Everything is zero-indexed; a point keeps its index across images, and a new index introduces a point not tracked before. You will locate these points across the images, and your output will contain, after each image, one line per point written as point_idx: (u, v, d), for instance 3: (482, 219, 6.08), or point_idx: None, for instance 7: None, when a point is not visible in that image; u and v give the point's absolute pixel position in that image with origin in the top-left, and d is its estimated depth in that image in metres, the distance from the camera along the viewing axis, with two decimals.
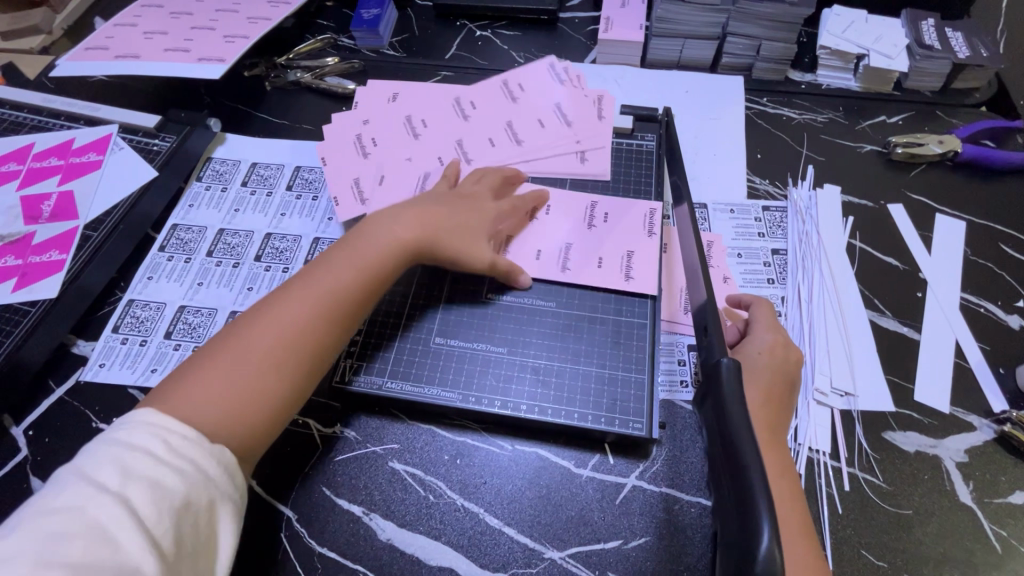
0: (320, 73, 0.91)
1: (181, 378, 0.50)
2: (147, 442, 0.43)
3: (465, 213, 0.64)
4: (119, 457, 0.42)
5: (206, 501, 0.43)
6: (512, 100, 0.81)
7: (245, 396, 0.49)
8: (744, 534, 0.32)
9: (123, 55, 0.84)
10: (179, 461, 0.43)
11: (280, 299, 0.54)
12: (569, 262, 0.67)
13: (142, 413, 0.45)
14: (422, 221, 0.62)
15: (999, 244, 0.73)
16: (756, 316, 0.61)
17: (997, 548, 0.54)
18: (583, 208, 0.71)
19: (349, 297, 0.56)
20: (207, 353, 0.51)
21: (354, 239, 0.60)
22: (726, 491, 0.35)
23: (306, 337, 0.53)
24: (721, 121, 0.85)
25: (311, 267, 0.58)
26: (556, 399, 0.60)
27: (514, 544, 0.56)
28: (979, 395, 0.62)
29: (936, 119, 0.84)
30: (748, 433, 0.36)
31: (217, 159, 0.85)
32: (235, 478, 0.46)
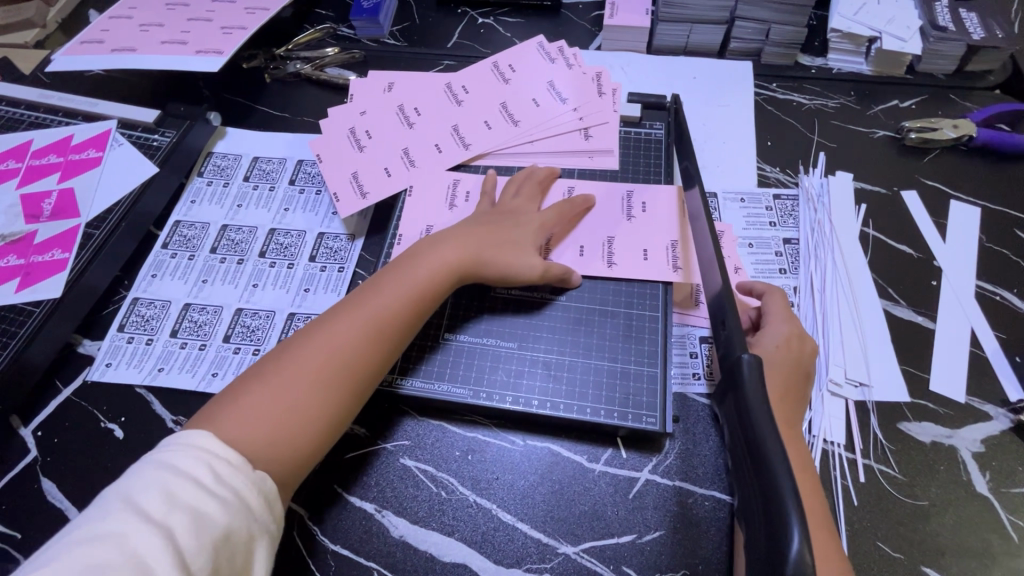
0: (320, 65, 0.90)
1: (229, 398, 0.51)
2: (191, 467, 0.44)
3: (512, 230, 0.64)
4: (162, 481, 0.43)
5: (244, 533, 0.43)
6: (504, 80, 0.78)
7: (292, 425, 0.50)
8: (774, 534, 0.30)
9: (120, 48, 0.83)
10: (222, 490, 0.44)
11: (330, 324, 0.56)
12: (611, 255, 0.66)
13: (190, 436, 0.46)
14: (467, 243, 0.62)
15: (1015, 230, 0.72)
16: (767, 308, 0.60)
17: (1014, 538, 0.54)
18: (619, 198, 0.69)
19: (395, 326, 0.57)
20: (258, 378, 0.53)
21: (402, 265, 0.60)
22: (752, 488, 0.34)
23: (353, 365, 0.54)
24: (730, 108, 0.83)
25: (359, 293, 0.59)
26: (567, 394, 0.60)
27: (528, 539, 0.55)
28: (995, 384, 0.62)
29: (950, 103, 0.82)
30: (771, 426, 0.35)
31: (218, 154, 0.84)
32: (272, 507, 0.46)
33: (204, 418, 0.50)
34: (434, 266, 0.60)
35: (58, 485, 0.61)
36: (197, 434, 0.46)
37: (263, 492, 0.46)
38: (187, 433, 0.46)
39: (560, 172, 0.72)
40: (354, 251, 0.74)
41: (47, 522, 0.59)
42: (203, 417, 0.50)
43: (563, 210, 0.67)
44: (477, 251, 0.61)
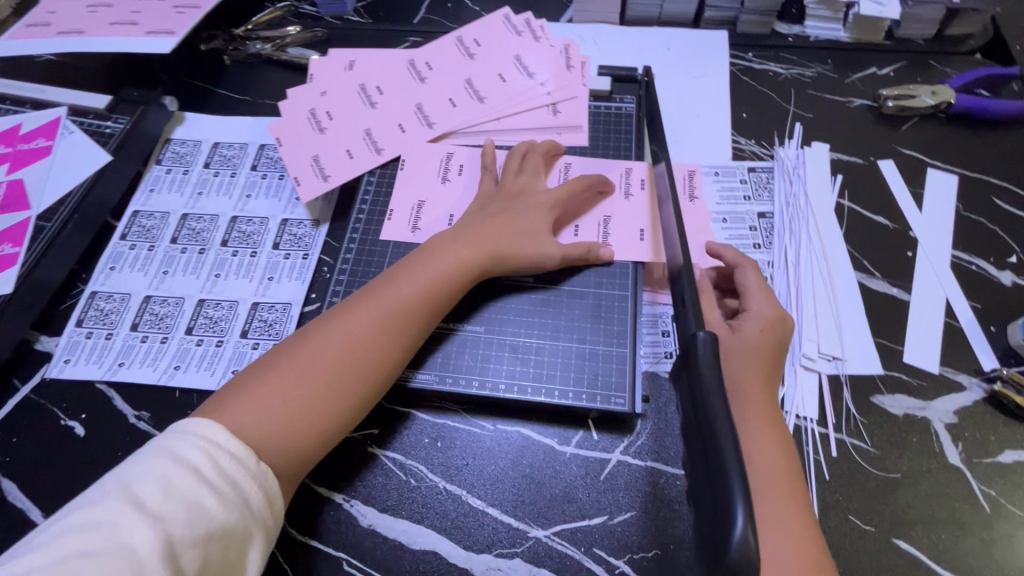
0: (281, 45, 0.86)
1: (242, 387, 0.50)
2: (192, 457, 0.43)
3: (523, 215, 0.61)
4: (162, 468, 0.42)
5: (240, 529, 0.43)
6: (469, 55, 0.76)
7: (301, 417, 0.49)
8: (719, 517, 0.30)
9: (67, 31, 0.79)
10: (221, 483, 0.43)
11: (349, 317, 0.54)
12: (609, 233, 0.64)
13: (195, 422, 0.45)
14: (487, 234, 0.60)
15: (992, 198, 0.70)
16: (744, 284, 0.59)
17: (985, 508, 0.54)
18: (618, 176, 0.68)
19: (411, 321, 0.55)
20: (272, 365, 0.51)
21: (420, 257, 0.58)
22: (701, 470, 0.33)
23: (369, 362, 0.53)
24: (704, 79, 0.81)
25: (377, 284, 0.57)
26: (535, 378, 0.58)
27: (498, 524, 0.55)
28: (969, 354, 0.61)
29: (929, 69, 0.80)
30: (723, 406, 0.33)
31: (176, 140, 0.81)
32: (272, 504, 0.46)
33: (214, 402, 0.50)
34: (451, 258, 0.58)
35: (17, 485, 0.59)
36: (204, 421, 0.45)
37: (264, 487, 0.45)
38: (192, 420, 0.45)
39: (563, 147, 0.70)
40: (319, 237, 0.72)
41: (5, 524, 0.57)
42: (214, 404, 0.49)
43: (576, 184, 0.64)
44: (493, 243, 0.59)
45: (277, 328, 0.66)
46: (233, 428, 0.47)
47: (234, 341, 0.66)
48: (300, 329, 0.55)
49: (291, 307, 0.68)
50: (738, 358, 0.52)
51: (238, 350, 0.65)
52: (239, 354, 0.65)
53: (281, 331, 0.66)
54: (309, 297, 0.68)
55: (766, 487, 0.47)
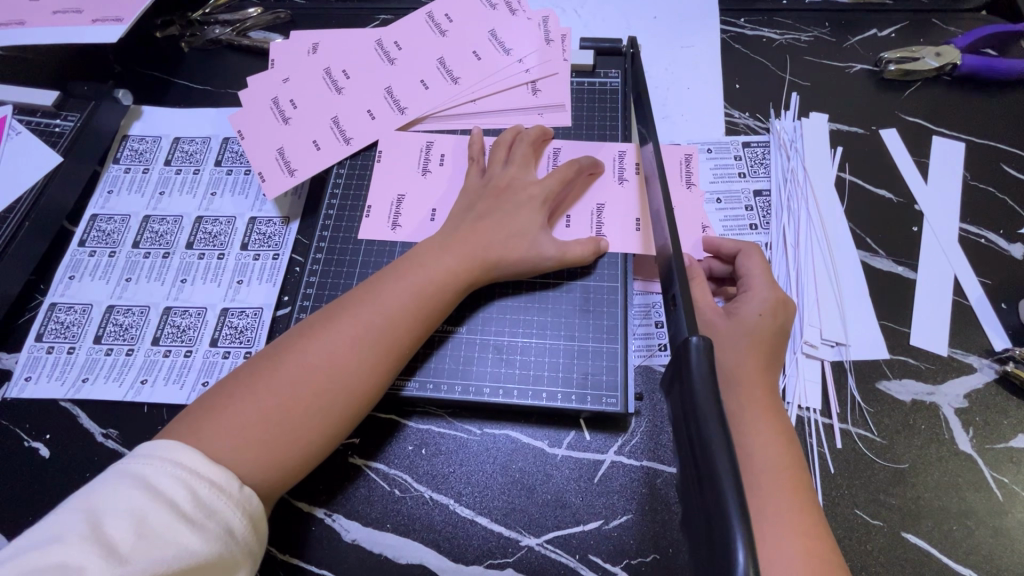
0: (242, 28, 0.80)
1: (219, 400, 0.46)
2: (167, 487, 0.40)
3: (510, 214, 0.57)
4: (135, 500, 0.39)
5: (223, 560, 0.40)
6: (440, 32, 0.70)
7: (280, 435, 0.46)
8: (717, 551, 0.27)
9: (6, 22, 0.73)
10: (200, 515, 0.40)
11: (337, 325, 0.50)
12: (602, 223, 0.60)
13: (170, 447, 0.42)
14: (481, 233, 0.56)
15: (1001, 165, 0.66)
16: (745, 271, 0.55)
17: (998, 496, 0.51)
18: (612, 159, 0.63)
19: (401, 328, 0.51)
20: (251, 377, 0.48)
21: (411, 259, 0.54)
22: (695, 498, 0.31)
23: (359, 376, 0.49)
24: (694, 49, 0.75)
25: (365, 288, 0.53)
26: (521, 379, 0.55)
27: (488, 534, 0.52)
28: (980, 334, 0.58)
29: (932, 29, 0.75)
30: (717, 424, 0.31)
31: (134, 137, 0.76)
32: (255, 531, 0.43)
33: (188, 416, 0.46)
34: (445, 261, 0.54)
35: None
36: (178, 445, 0.42)
37: (247, 512, 0.43)
38: (167, 444, 0.42)
39: (552, 131, 0.65)
40: (290, 236, 0.68)
41: None
42: (189, 420, 0.46)
43: (566, 171, 0.59)
44: (487, 243, 0.55)
45: (248, 335, 0.63)
46: (207, 447, 0.43)
47: (204, 350, 0.62)
48: (282, 336, 0.51)
49: (263, 312, 0.64)
50: (735, 353, 0.49)
51: (208, 360, 0.62)
52: (209, 364, 0.61)
53: (252, 338, 0.63)
54: (281, 301, 0.65)
55: (765, 483, 0.44)
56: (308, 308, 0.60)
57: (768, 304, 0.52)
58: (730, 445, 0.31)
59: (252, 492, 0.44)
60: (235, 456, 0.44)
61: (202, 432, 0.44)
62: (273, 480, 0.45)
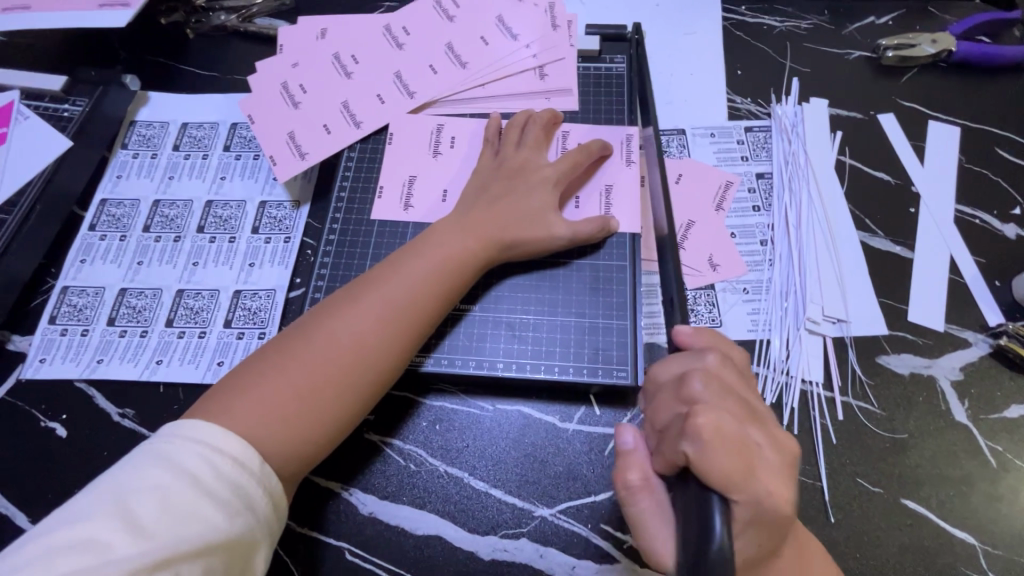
0: (247, 15, 0.80)
1: (245, 378, 0.48)
2: (191, 464, 0.41)
3: (524, 196, 0.58)
4: (159, 478, 0.40)
5: (244, 538, 0.41)
6: (447, 18, 0.71)
7: (307, 413, 0.47)
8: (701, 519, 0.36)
9: (11, 8, 0.73)
10: (224, 491, 0.41)
11: (359, 305, 0.51)
12: (611, 203, 0.61)
13: (195, 426, 0.43)
14: (497, 214, 0.57)
15: (996, 148, 0.68)
16: (654, 373, 0.47)
17: (993, 464, 0.53)
18: (619, 142, 0.64)
19: (422, 310, 0.52)
20: (276, 356, 0.49)
21: (428, 241, 0.56)
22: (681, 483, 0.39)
23: (381, 354, 0.50)
24: (696, 36, 0.77)
25: (385, 269, 0.54)
26: (534, 354, 0.57)
27: (502, 505, 0.54)
28: (975, 310, 0.60)
29: (929, 16, 0.76)
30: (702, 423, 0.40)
31: (142, 123, 0.76)
32: (276, 508, 0.44)
33: (215, 394, 0.47)
34: (462, 241, 0.55)
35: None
36: (203, 425, 0.43)
37: (270, 491, 0.44)
38: (194, 424, 0.43)
39: (561, 115, 0.66)
40: (300, 219, 0.69)
41: None
42: (216, 397, 0.47)
43: (577, 155, 0.61)
44: (505, 225, 0.56)
45: (262, 316, 0.64)
46: (235, 424, 0.45)
47: (218, 331, 0.63)
48: (304, 317, 0.52)
49: (276, 293, 0.65)
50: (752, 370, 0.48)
51: (223, 340, 0.63)
52: (224, 345, 0.62)
53: (266, 319, 0.64)
54: (293, 283, 0.65)
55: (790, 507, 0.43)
56: (323, 288, 0.61)
57: (729, 423, 0.40)
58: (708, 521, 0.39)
59: (274, 469, 0.45)
60: (260, 434, 0.45)
61: (227, 409, 0.45)
62: (302, 456, 0.47)
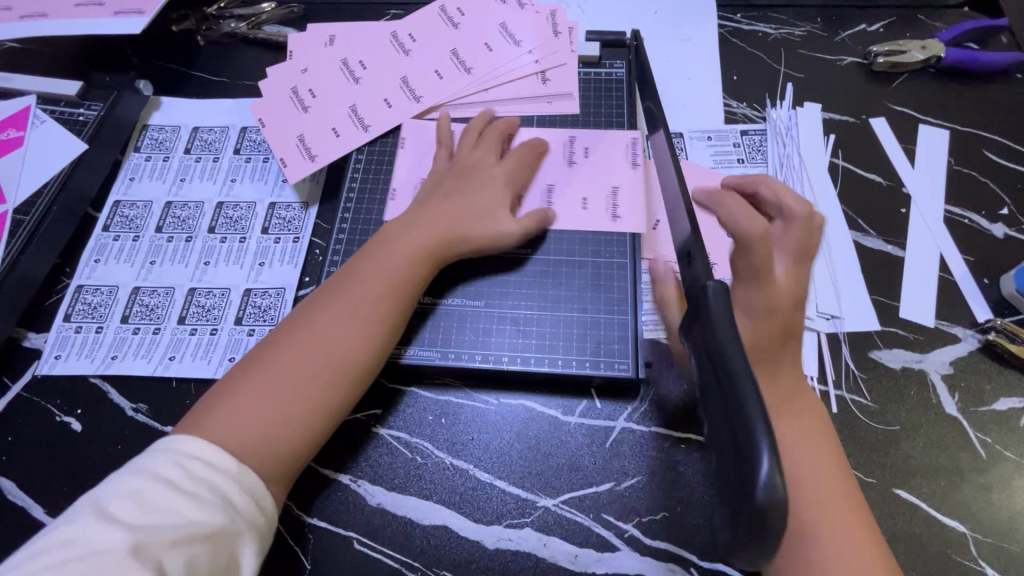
0: (256, 22, 0.82)
1: (219, 396, 0.49)
2: (165, 468, 0.43)
3: (475, 189, 0.60)
4: (136, 483, 0.42)
5: (226, 529, 0.42)
6: (452, 24, 0.73)
7: (286, 418, 0.49)
8: (744, 457, 0.31)
9: (29, 15, 0.75)
10: (200, 489, 0.43)
11: (320, 313, 0.53)
12: (616, 205, 0.63)
13: (171, 439, 0.45)
14: (444, 208, 0.59)
15: (984, 151, 0.70)
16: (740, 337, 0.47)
17: (982, 455, 0.55)
18: (625, 146, 0.66)
19: (387, 308, 0.54)
20: (248, 371, 0.50)
21: (385, 243, 0.57)
22: (718, 410, 0.34)
23: (351, 354, 0.52)
24: (693, 42, 0.79)
25: (346, 274, 0.55)
26: (537, 348, 0.58)
27: (506, 496, 0.55)
28: (965, 307, 0.62)
29: (919, 24, 0.79)
30: (742, 364, 0.34)
31: (154, 126, 0.78)
32: (259, 504, 0.45)
33: (192, 415, 0.49)
34: (418, 239, 0.57)
35: (17, 483, 0.58)
36: (180, 439, 0.45)
37: (248, 488, 0.45)
38: (170, 437, 0.46)
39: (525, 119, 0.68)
40: (309, 220, 0.71)
41: (13, 522, 0.57)
42: (193, 416, 0.48)
43: None
44: (454, 220, 0.58)
45: (272, 313, 0.65)
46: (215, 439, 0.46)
47: (229, 329, 0.65)
48: (270, 333, 0.54)
49: (285, 292, 0.67)
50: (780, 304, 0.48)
51: (234, 337, 0.64)
52: (235, 341, 0.64)
53: (276, 317, 0.65)
54: (303, 281, 0.67)
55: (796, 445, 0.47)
56: None
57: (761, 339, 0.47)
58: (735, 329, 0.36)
59: (260, 471, 0.47)
60: (244, 445, 0.46)
61: (205, 427, 0.47)
62: (286, 459, 0.48)
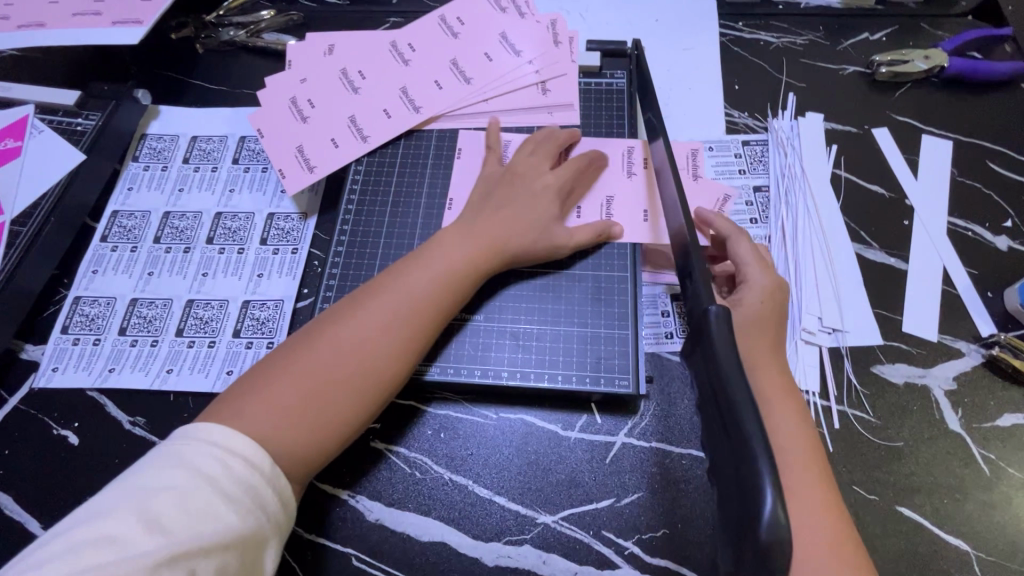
0: (256, 30, 0.82)
1: (253, 384, 0.49)
2: (204, 463, 0.42)
3: (524, 204, 0.60)
4: (175, 477, 0.41)
5: (256, 535, 0.42)
6: (452, 34, 0.73)
7: (312, 417, 0.48)
8: (748, 488, 0.30)
9: (26, 24, 0.75)
10: (237, 490, 0.42)
11: (364, 314, 0.52)
12: (611, 214, 0.63)
13: (209, 429, 0.44)
14: (495, 219, 0.58)
15: (987, 162, 0.70)
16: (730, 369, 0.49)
17: (986, 472, 0.54)
18: (620, 154, 0.66)
19: (426, 317, 0.53)
20: (284, 361, 0.50)
21: (431, 249, 0.57)
22: (722, 440, 0.34)
23: (386, 361, 0.51)
24: (694, 51, 0.79)
25: (390, 277, 0.55)
26: (538, 363, 0.58)
27: (506, 511, 0.55)
28: (968, 321, 0.61)
29: (921, 33, 0.78)
30: (744, 394, 0.33)
31: (152, 136, 0.77)
32: (285, 506, 0.45)
33: (223, 400, 0.48)
34: (462, 248, 0.56)
35: (13, 497, 0.58)
36: (215, 428, 0.44)
37: (279, 491, 0.45)
38: (207, 427, 0.44)
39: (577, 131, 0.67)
40: (308, 231, 0.70)
41: (9, 537, 0.56)
42: (226, 402, 0.48)
43: (575, 165, 0.63)
44: (503, 231, 0.58)
45: (270, 325, 0.65)
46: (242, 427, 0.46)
47: (227, 341, 0.64)
48: (310, 325, 0.53)
49: (284, 304, 0.66)
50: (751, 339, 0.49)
51: (231, 350, 0.64)
52: (233, 354, 0.64)
53: (274, 329, 0.65)
54: (301, 293, 0.67)
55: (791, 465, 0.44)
56: (331, 298, 0.62)
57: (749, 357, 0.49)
58: (737, 355, 0.36)
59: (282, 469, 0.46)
60: (271, 437, 0.46)
61: (238, 415, 0.46)
62: (305, 462, 0.48)
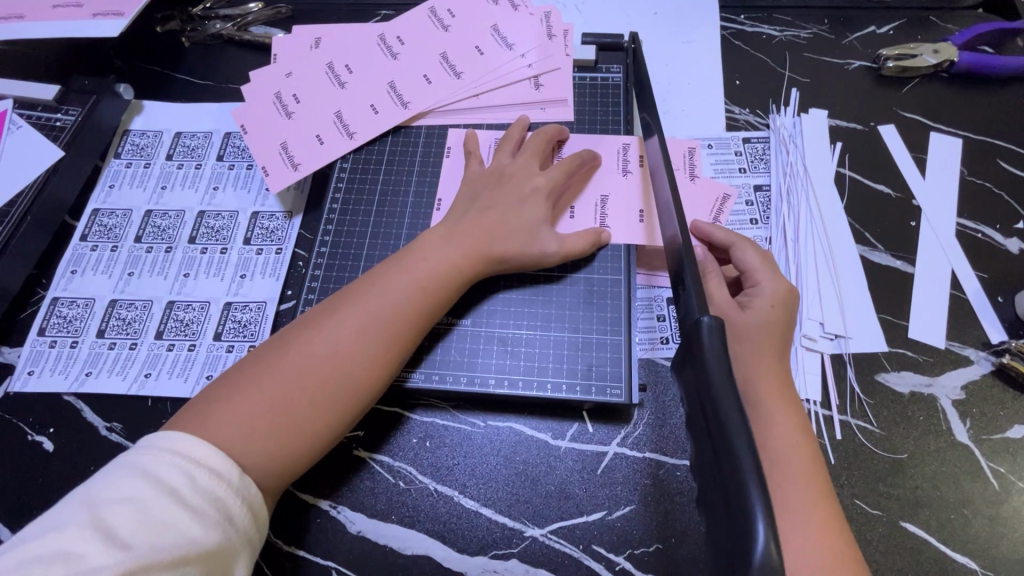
0: (242, 23, 0.80)
1: (222, 391, 0.47)
2: (168, 474, 0.40)
3: (513, 204, 0.57)
4: (136, 488, 0.39)
5: (223, 548, 0.40)
6: (442, 27, 0.70)
7: (283, 428, 0.46)
8: (737, 517, 0.28)
9: (5, 17, 0.73)
10: (202, 503, 0.40)
11: (339, 319, 0.50)
12: (605, 214, 0.61)
13: (173, 437, 0.42)
14: (483, 222, 0.56)
15: (998, 160, 0.67)
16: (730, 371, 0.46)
17: (995, 486, 0.52)
18: (616, 151, 0.64)
19: (405, 323, 0.51)
20: (255, 368, 0.48)
21: (412, 253, 0.55)
22: (709, 461, 0.32)
23: (362, 369, 0.49)
24: (694, 44, 0.76)
25: (370, 280, 0.53)
26: (526, 371, 0.56)
27: (493, 524, 0.53)
28: (977, 327, 0.59)
29: (930, 26, 0.75)
30: (737, 415, 0.31)
31: (135, 132, 0.75)
32: (256, 518, 0.43)
33: (191, 407, 0.46)
34: (446, 251, 0.54)
35: None
36: (179, 436, 0.42)
37: (248, 502, 0.43)
38: (171, 435, 0.42)
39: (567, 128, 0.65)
40: (292, 230, 0.68)
41: None
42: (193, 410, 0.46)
43: (569, 163, 0.60)
44: (491, 233, 0.56)
45: (252, 328, 0.63)
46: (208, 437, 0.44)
47: (208, 344, 0.62)
48: (285, 329, 0.51)
49: (266, 306, 0.64)
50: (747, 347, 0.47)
51: (212, 353, 0.62)
52: (214, 358, 0.62)
53: (256, 332, 0.63)
54: (285, 295, 0.65)
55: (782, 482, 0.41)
56: (314, 301, 0.60)
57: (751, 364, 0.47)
58: (728, 367, 0.34)
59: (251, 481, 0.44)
60: (240, 446, 0.44)
61: (205, 424, 0.44)
62: (275, 473, 0.46)
